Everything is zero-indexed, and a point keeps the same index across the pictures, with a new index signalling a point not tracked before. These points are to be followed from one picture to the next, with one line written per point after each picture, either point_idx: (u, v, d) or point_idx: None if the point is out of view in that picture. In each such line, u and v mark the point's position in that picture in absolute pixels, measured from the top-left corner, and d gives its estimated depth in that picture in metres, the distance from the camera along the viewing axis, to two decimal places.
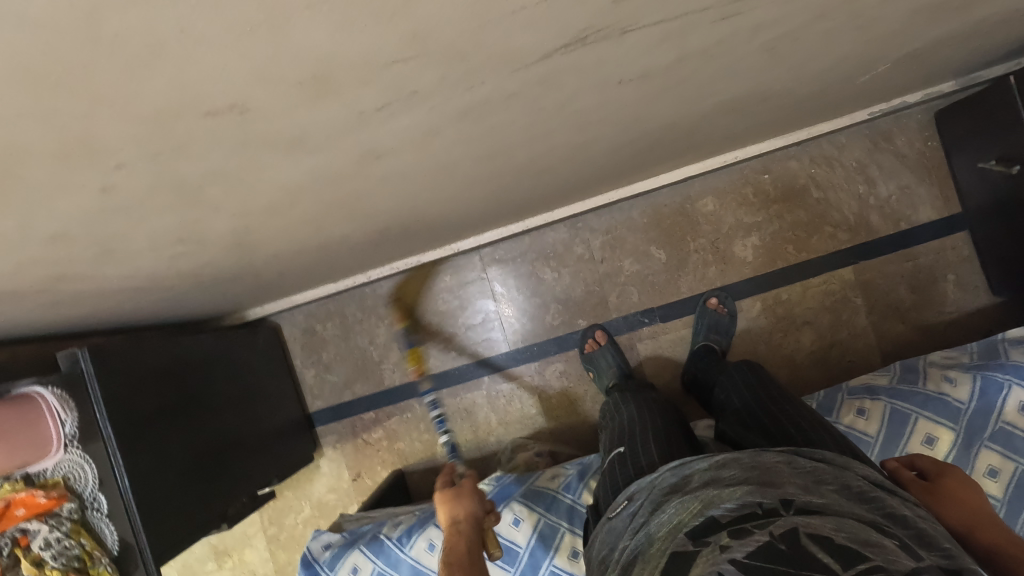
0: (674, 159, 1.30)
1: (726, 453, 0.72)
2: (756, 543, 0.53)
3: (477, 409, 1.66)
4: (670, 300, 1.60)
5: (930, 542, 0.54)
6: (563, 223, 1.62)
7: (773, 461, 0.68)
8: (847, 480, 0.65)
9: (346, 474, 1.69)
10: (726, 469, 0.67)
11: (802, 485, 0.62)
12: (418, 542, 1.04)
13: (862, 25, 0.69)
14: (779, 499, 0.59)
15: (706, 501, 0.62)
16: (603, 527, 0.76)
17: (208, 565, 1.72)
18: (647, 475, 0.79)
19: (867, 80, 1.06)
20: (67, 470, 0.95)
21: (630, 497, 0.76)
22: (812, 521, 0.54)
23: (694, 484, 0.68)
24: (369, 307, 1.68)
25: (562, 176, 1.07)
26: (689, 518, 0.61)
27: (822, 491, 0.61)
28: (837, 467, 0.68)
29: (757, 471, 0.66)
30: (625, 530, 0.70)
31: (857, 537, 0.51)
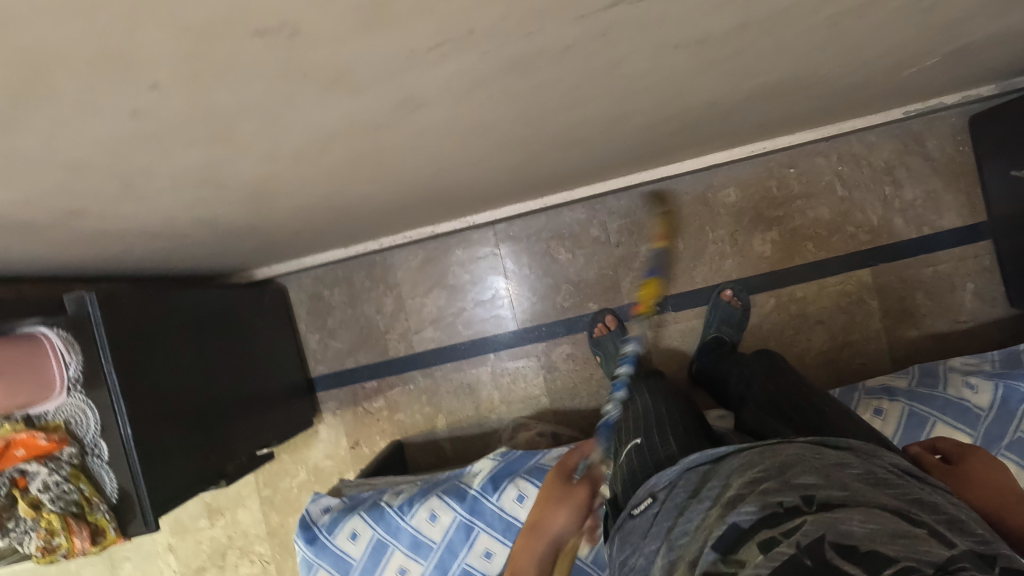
0: (704, 144, 1.27)
1: (743, 448, 0.69)
2: (782, 556, 0.49)
3: (481, 385, 1.64)
4: (683, 289, 1.58)
5: (965, 532, 0.53)
6: (581, 204, 1.59)
7: (793, 449, 0.66)
8: (870, 469, 0.62)
9: (344, 442, 1.68)
10: (744, 461, 0.65)
11: (823, 473, 0.59)
12: (419, 512, 1.04)
13: (931, 6, 0.66)
14: (800, 493, 0.56)
15: (727, 501, 0.60)
16: (624, 528, 0.74)
17: (201, 522, 1.72)
18: (664, 471, 0.76)
19: (914, 73, 1.03)
20: (69, 414, 0.93)
21: (652, 496, 0.73)
22: (839, 516, 0.52)
23: (713, 481, 0.65)
24: (378, 275, 1.66)
25: (592, 150, 1.03)
26: (710, 521, 0.58)
27: (844, 479, 0.59)
28: (862, 457, 0.66)
29: (776, 460, 0.63)
30: (648, 532, 0.68)
31: (890, 531, 0.50)
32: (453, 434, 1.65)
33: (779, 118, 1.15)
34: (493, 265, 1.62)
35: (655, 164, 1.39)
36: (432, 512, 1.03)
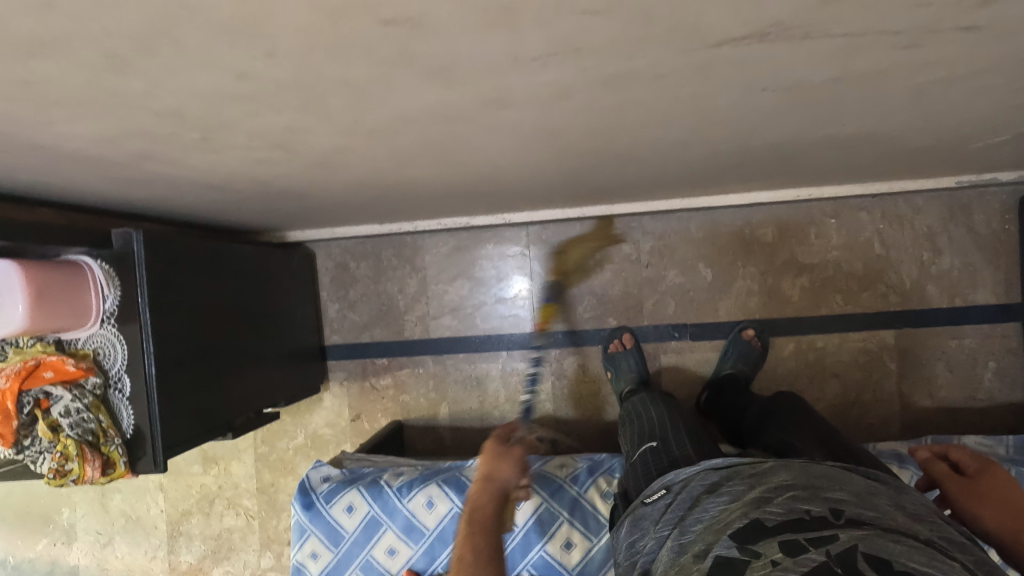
0: (752, 182, 1.27)
1: (769, 459, 0.75)
2: (811, 561, 0.54)
3: (488, 380, 1.65)
4: (704, 319, 1.58)
5: (987, 570, 0.57)
6: (618, 219, 1.59)
7: (825, 469, 0.71)
8: (900, 501, 0.67)
9: (346, 413, 1.70)
10: (774, 472, 0.70)
11: (855, 497, 0.65)
12: (417, 496, 1.03)
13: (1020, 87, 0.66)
14: (831, 510, 0.62)
15: (754, 503, 0.66)
16: (636, 513, 0.82)
17: (194, 467, 1.75)
18: (680, 469, 0.82)
19: (980, 146, 1.01)
20: (98, 345, 0.95)
21: (667, 488, 0.80)
22: (870, 534, 0.57)
23: (738, 483, 0.71)
24: (405, 256, 1.67)
25: (646, 170, 1.04)
26: (736, 519, 0.65)
27: (877, 506, 0.64)
28: (892, 488, 0.70)
29: (808, 476, 0.68)
30: (662, 519, 0.75)
31: (919, 556, 0.54)
32: (454, 423, 1.66)
33: (833, 168, 1.15)
34: (520, 264, 1.63)
35: (699, 192, 1.39)
36: (430, 498, 1.03)
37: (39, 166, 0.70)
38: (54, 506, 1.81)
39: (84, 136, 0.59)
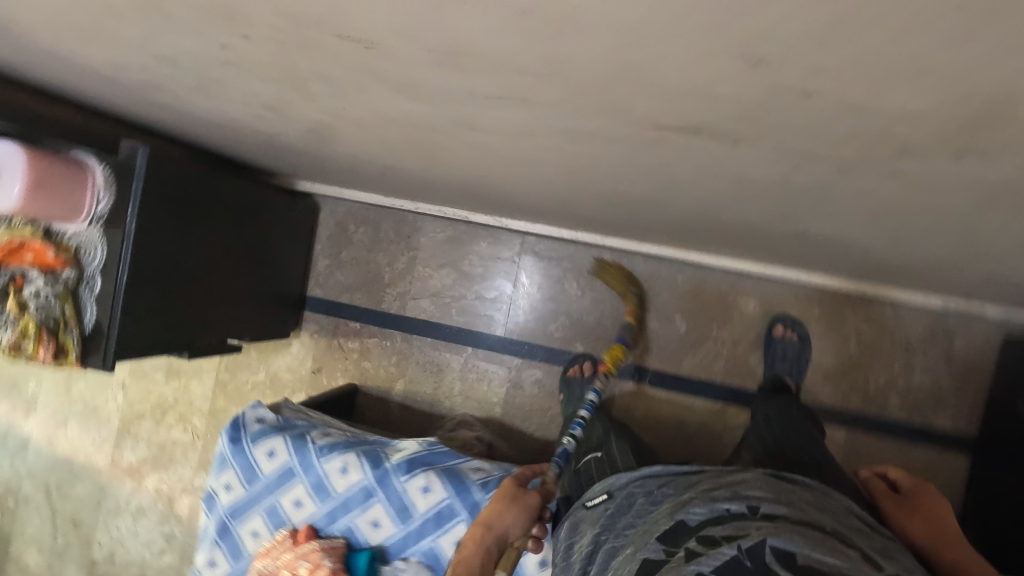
0: (737, 250, 1.30)
1: (706, 470, 0.79)
2: (723, 556, 0.57)
3: (448, 370, 1.70)
4: (666, 369, 1.60)
5: (892, 559, 0.59)
6: (610, 251, 1.62)
7: (754, 474, 0.74)
8: (826, 502, 0.70)
9: (308, 364, 1.76)
10: (703, 481, 0.74)
11: (776, 494, 0.67)
12: (334, 460, 1.08)
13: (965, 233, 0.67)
14: (750, 507, 0.64)
15: (679, 506, 0.69)
16: (577, 518, 0.87)
17: (158, 376, 1.83)
18: (621, 475, 0.88)
19: (957, 277, 1.02)
20: (82, 242, 1.01)
21: (608, 494, 0.85)
22: (779, 523, 0.59)
23: (671, 491, 0.76)
24: (402, 232, 1.72)
25: (629, 214, 1.06)
26: (663, 520, 0.69)
27: (797, 500, 0.66)
28: (822, 492, 0.73)
29: (727, 483, 0.71)
30: (600, 522, 0.80)
31: (821, 540, 0.56)
32: (405, 402, 1.71)
33: (813, 258, 1.17)
34: (507, 268, 1.67)
35: (688, 245, 1.41)
36: (345, 465, 1.08)
37: (56, 70, 0.75)
38: (23, 376, 1.90)
39: (93, 57, 0.64)
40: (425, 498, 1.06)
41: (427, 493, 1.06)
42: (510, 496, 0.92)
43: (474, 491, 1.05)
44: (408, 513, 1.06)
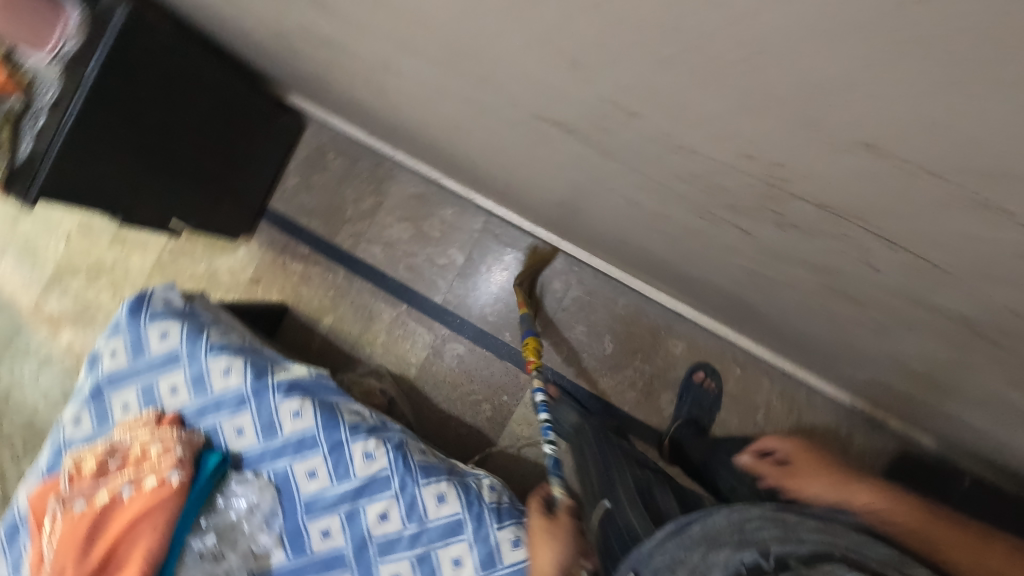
0: (671, 289, 1.33)
1: (714, 515, 0.85)
2: None
3: (378, 320, 1.72)
4: (580, 382, 1.63)
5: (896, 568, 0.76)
6: (564, 256, 1.64)
7: (754, 517, 0.84)
8: (807, 524, 0.83)
9: (249, 272, 1.78)
10: (731, 540, 0.82)
11: (783, 538, 0.80)
12: (220, 361, 1.11)
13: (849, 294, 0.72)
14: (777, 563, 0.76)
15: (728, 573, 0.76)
16: None
17: (103, 238, 1.84)
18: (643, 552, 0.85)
19: (852, 368, 1.04)
20: (36, 76, 1.07)
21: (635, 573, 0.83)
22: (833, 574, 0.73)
23: (704, 550, 0.81)
24: (376, 175, 1.73)
25: (569, 217, 1.09)
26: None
27: (799, 535, 0.80)
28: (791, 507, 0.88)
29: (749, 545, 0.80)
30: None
31: None
32: (328, 337, 1.73)
33: (734, 314, 1.20)
34: (462, 241, 1.69)
35: (633, 269, 1.44)
36: (228, 368, 1.11)
37: None
38: None
39: None
40: (293, 420, 1.08)
41: (297, 416, 1.08)
42: (552, 531, 0.94)
43: (341, 428, 1.08)
44: (273, 429, 1.09)
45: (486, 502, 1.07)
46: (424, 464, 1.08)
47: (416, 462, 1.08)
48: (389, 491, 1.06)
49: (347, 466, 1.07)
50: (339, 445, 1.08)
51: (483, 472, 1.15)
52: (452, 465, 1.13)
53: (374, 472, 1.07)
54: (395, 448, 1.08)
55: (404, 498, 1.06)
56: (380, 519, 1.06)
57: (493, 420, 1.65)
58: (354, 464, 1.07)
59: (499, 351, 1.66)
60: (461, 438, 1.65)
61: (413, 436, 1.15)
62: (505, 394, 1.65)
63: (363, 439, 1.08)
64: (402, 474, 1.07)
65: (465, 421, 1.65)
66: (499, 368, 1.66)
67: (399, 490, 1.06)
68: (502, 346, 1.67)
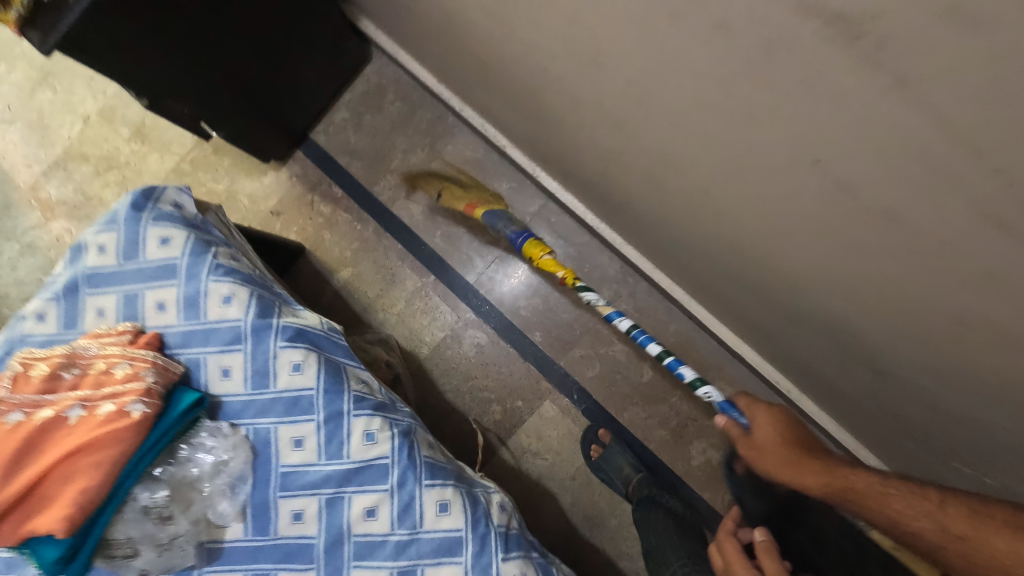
0: (755, 320, 1.15)
1: None
2: None
3: (399, 286, 1.54)
4: (606, 406, 1.45)
5: None
6: (621, 262, 1.47)
7: None
8: None
9: (271, 202, 1.60)
10: None
11: None
12: (222, 286, 0.93)
13: None
14: None
15: None
16: None
17: (124, 130, 1.67)
18: None
19: (971, 459, 0.86)
20: None
21: None
22: None
23: None
24: (434, 128, 1.56)
25: (693, 192, 0.91)
26: None
27: None
28: None
29: None
30: None
31: None
32: (340, 292, 1.55)
33: (829, 367, 1.02)
34: (512, 222, 1.51)
35: (704, 294, 1.27)
36: (230, 296, 0.93)
37: None
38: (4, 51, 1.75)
39: None
40: (292, 375, 0.91)
41: (298, 372, 0.91)
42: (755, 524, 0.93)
43: (345, 398, 0.91)
44: (265, 379, 0.91)
45: (492, 524, 0.90)
46: (430, 462, 0.91)
47: (422, 457, 0.91)
48: (384, 485, 0.89)
49: (342, 443, 0.90)
50: (338, 418, 0.90)
51: (492, 486, 0.98)
52: (459, 470, 0.96)
53: (372, 458, 0.89)
54: (401, 435, 0.91)
55: (399, 497, 0.88)
56: (365, 516, 0.88)
57: (500, 425, 1.47)
58: (351, 443, 0.90)
59: (525, 352, 1.49)
60: (460, 435, 1.47)
61: (421, 427, 0.98)
62: (520, 399, 1.47)
63: (367, 417, 0.91)
64: (403, 468, 0.89)
65: (469, 418, 1.47)
66: (520, 370, 1.48)
67: (395, 486, 0.89)
68: (529, 346, 1.49)
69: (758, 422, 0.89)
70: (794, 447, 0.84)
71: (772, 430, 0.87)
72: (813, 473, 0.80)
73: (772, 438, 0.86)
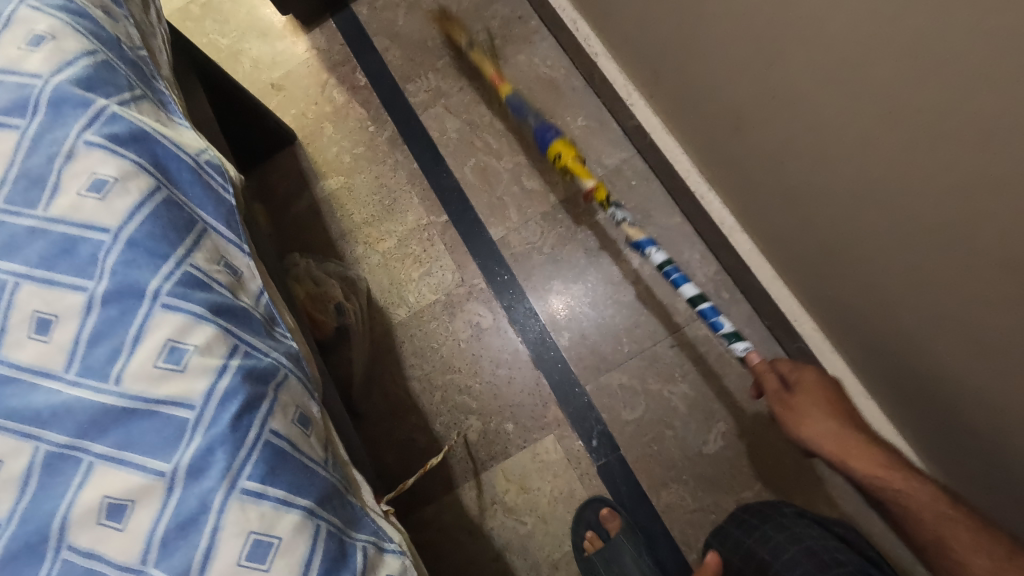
0: (956, 406, 0.61)
1: None
2: None
3: (397, 217, 1.10)
4: (636, 472, 0.94)
5: None
6: (717, 268, 0.97)
7: None
8: None
9: (275, 74, 1.22)
10: None
11: None
12: (39, 21, 0.51)
13: None
14: None
15: None
16: None
17: None
18: None
19: None
20: None
21: None
22: None
23: None
24: (507, 30, 1.14)
25: (961, 69, 0.42)
26: None
27: None
28: None
29: None
30: None
31: None
32: (319, 206, 1.12)
33: None
34: None
35: (852, 342, 0.74)
36: (44, 38, 0.51)
37: None
38: None
39: None
40: (81, 197, 0.46)
41: (94, 195, 0.46)
42: None
43: (159, 271, 0.45)
44: (32, 191, 0.46)
45: None
46: (275, 451, 0.44)
47: (259, 435, 0.43)
48: (160, 466, 0.41)
49: (116, 355, 0.43)
50: (129, 302, 0.44)
51: (392, 540, 0.49)
52: (336, 489, 0.47)
53: (159, 401, 0.42)
54: (237, 378, 0.44)
55: (180, 501, 0.41)
56: (102, 515, 0.41)
57: (471, 451, 0.97)
58: (131, 360, 0.43)
59: (541, 356, 1.00)
60: (411, 447, 0.98)
61: (301, 383, 0.51)
62: (512, 422, 0.98)
63: (184, 320, 0.44)
64: (211, 444, 0.42)
65: (431, 426, 0.99)
66: (526, 380, 0.99)
67: (179, 476, 0.41)
68: (549, 350, 1.00)
69: (805, 382, 0.67)
70: (840, 414, 0.63)
71: (821, 395, 0.65)
72: (851, 434, 0.61)
73: (817, 403, 0.64)
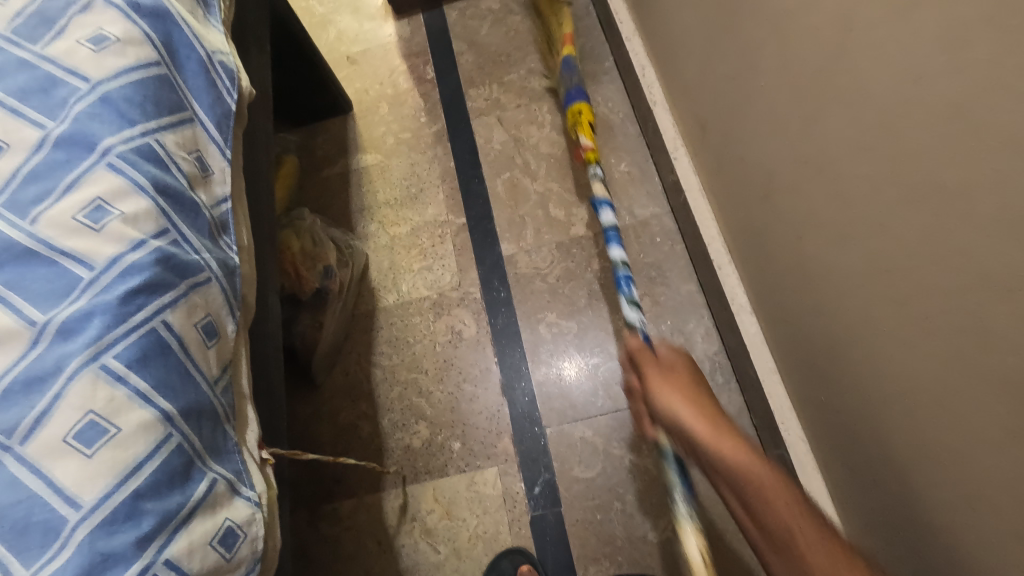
0: (937, 564, 0.52)
1: None
2: None
3: (417, 207, 1.08)
4: (569, 537, 0.85)
5: None
6: (717, 348, 0.91)
7: None
8: None
9: (354, 48, 1.25)
10: None
11: None
12: None
13: None
14: None
15: None
16: None
17: None
18: None
19: None
20: None
21: None
22: None
23: None
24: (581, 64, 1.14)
25: (995, 150, 0.37)
26: None
27: None
28: None
29: None
30: None
31: None
32: (348, 175, 1.12)
33: None
34: None
35: (839, 462, 0.66)
36: None
37: None
38: None
39: None
40: (78, 45, 0.46)
41: (90, 46, 0.46)
42: None
43: (120, 133, 0.44)
44: (37, 28, 0.47)
45: (157, 553, 0.36)
46: (157, 343, 0.40)
47: (147, 320, 0.40)
48: (34, 316, 0.38)
49: (43, 196, 0.41)
50: (78, 151, 0.43)
51: (252, 489, 0.44)
52: (214, 410, 0.43)
53: (62, 252, 0.40)
54: (149, 258, 0.42)
55: (37, 357, 0.37)
56: None
57: (410, 457, 0.91)
58: (54, 205, 0.41)
59: (509, 385, 0.94)
60: (351, 433, 0.93)
61: (224, 295, 0.47)
62: (459, 441, 0.91)
63: (122, 185, 0.43)
64: (92, 309, 0.39)
65: (378, 419, 0.94)
66: (488, 404, 0.93)
67: (48, 331, 0.38)
68: (520, 380, 0.94)
69: (664, 360, 0.62)
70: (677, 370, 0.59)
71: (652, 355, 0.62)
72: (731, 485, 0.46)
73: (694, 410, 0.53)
